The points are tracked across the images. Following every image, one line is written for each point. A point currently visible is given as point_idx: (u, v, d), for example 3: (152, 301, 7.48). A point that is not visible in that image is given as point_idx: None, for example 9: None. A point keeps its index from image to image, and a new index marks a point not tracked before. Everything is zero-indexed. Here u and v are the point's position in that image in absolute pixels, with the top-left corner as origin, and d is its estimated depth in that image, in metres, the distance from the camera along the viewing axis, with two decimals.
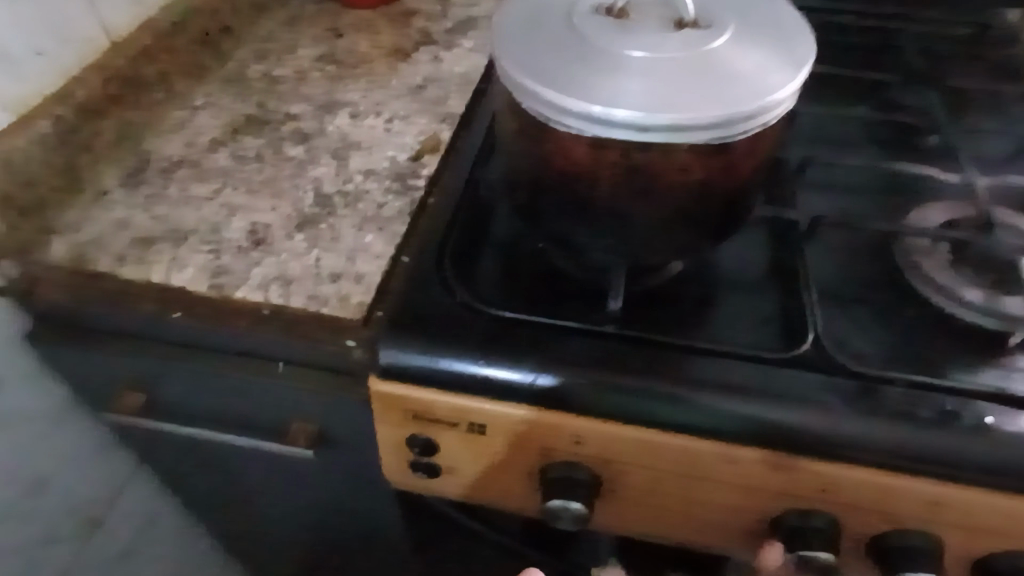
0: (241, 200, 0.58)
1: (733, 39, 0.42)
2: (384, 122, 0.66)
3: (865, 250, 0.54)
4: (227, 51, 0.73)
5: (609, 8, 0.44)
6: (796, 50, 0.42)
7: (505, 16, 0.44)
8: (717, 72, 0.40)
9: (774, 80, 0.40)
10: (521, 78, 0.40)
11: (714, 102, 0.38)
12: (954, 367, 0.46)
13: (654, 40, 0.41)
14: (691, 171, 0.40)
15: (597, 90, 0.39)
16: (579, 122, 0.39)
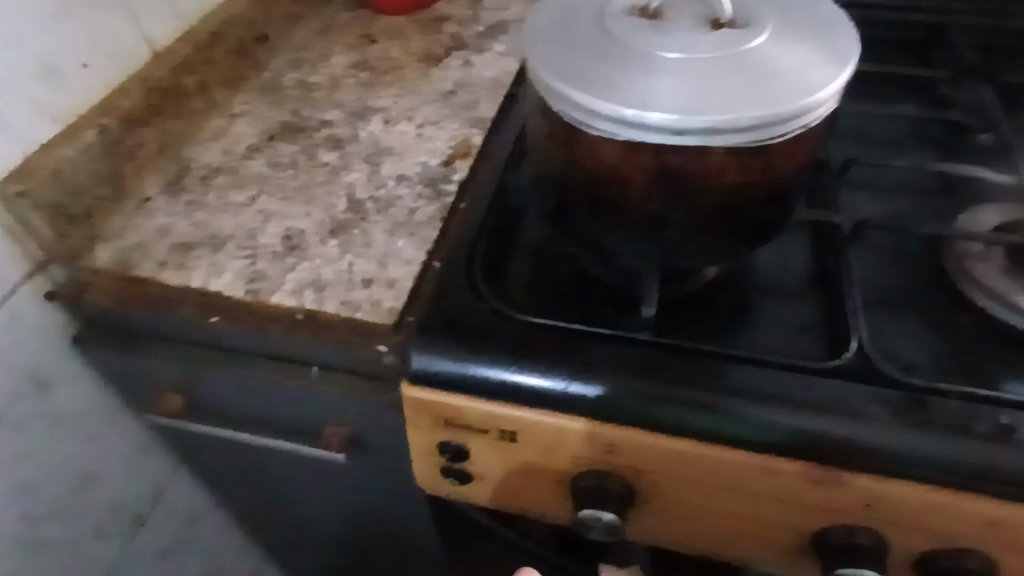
0: (276, 207, 0.59)
1: (773, 37, 0.40)
2: (416, 128, 0.67)
3: (911, 254, 0.52)
4: (264, 60, 0.74)
5: (643, 8, 0.43)
6: (841, 45, 0.40)
7: (537, 19, 0.44)
8: (756, 70, 0.39)
9: (817, 77, 0.38)
10: (552, 81, 0.40)
11: (752, 102, 0.37)
12: (1009, 378, 0.43)
13: (689, 41, 0.40)
14: (729, 174, 0.39)
15: (630, 92, 0.38)
16: (612, 125, 0.38)
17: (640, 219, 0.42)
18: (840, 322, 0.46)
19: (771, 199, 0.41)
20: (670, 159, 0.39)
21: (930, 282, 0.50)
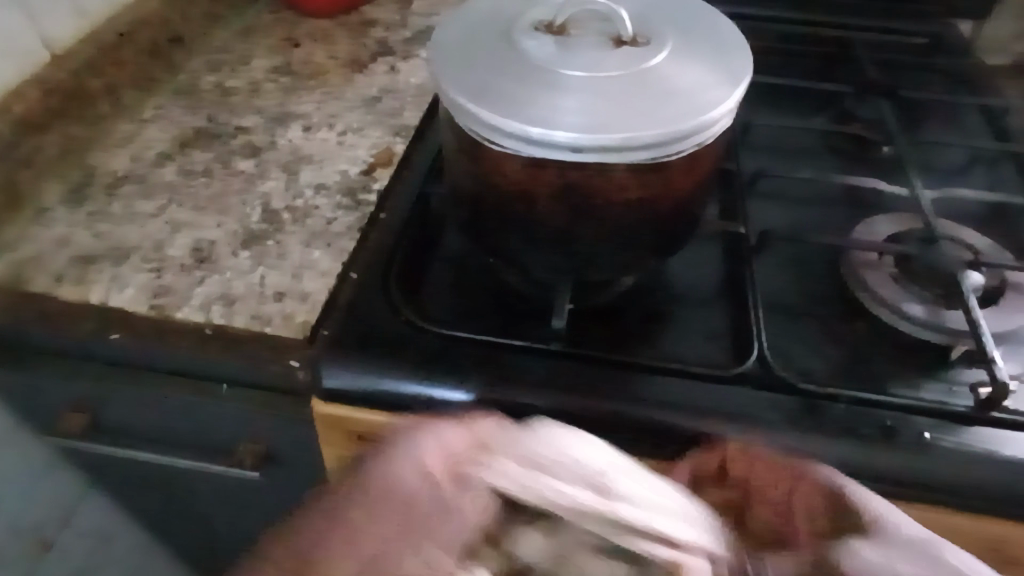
0: (186, 217, 0.57)
1: (672, 56, 0.41)
2: (337, 135, 0.66)
3: (813, 264, 0.54)
4: (179, 62, 0.72)
5: (549, 24, 0.43)
6: (736, 65, 0.41)
7: (444, 32, 0.44)
8: (653, 89, 0.39)
9: (712, 97, 0.39)
10: (455, 97, 0.40)
11: (647, 122, 0.38)
12: (896, 384, 0.46)
13: (591, 58, 0.41)
14: (629, 190, 0.40)
15: (530, 110, 0.38)
16: (513, 142, 0.39)
17: (547, 233, 0.42)
18: (744, 334, 0.48)
19: (674, 214, 0.42)
20: (572, 175, 0.39)
21: (830, 292, 0.52)
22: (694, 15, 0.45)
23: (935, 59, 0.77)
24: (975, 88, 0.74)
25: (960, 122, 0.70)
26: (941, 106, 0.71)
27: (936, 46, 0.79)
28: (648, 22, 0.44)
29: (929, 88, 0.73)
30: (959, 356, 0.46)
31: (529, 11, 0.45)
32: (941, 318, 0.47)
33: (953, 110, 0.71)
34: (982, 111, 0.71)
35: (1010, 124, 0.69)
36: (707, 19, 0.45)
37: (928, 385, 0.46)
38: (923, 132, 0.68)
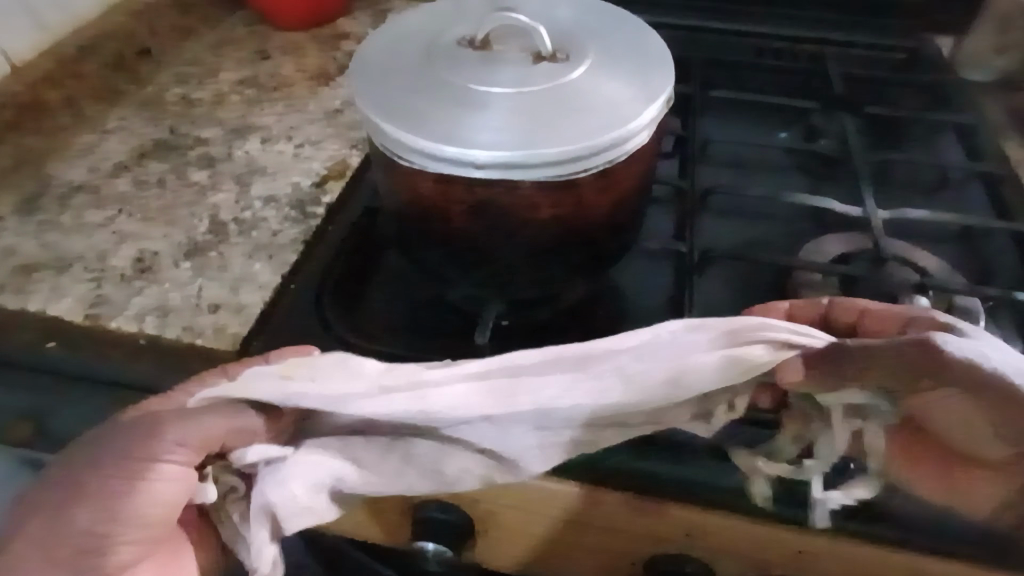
0: (134, 228, 0.57)
1: (589, 71, 0.40)
2: (294, 147, 0.66)
3: (761, 284, 0.52)
4: (147, 74, 0.73)
5: (472, 40, 0.43)
6: (655, 80, 0.40)
7: (369, 50, 0.44)
8: (565, 105, 0.39)
9: (626, 113, 0.38)
10: (368, 114, 0.40)
11: (553, 139, 0.37)
12: None
13: (506, 76, 0.40)
14: (542, 208, 0.39)
15: (438, 127, 0.38)
16: (421, 159, 0.38)
17: (465, 249, 0.42)
18: None
19: (595, 231, 0.42)
20: (481, 192, 0.38)
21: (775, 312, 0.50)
22: (623, 30, 0.44)
23: (911, 75, 0.75)
24: (950, 105, 0.72)
25: (932, 139, 0.68)
26: (912, 122, 0.69)
27: (913, 62, 0.77)
28: (573, 37, 0.43)
29: (903, 104, 0.72)
30: None
31: (456, 28, 0.45)
32: None
33: (926, 126, 0.69)
34: (956, 128, 0.69)
35: (983, 141, 0.67)
36: (635, 34, 0.44)
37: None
38: (890, 149, 0.67)
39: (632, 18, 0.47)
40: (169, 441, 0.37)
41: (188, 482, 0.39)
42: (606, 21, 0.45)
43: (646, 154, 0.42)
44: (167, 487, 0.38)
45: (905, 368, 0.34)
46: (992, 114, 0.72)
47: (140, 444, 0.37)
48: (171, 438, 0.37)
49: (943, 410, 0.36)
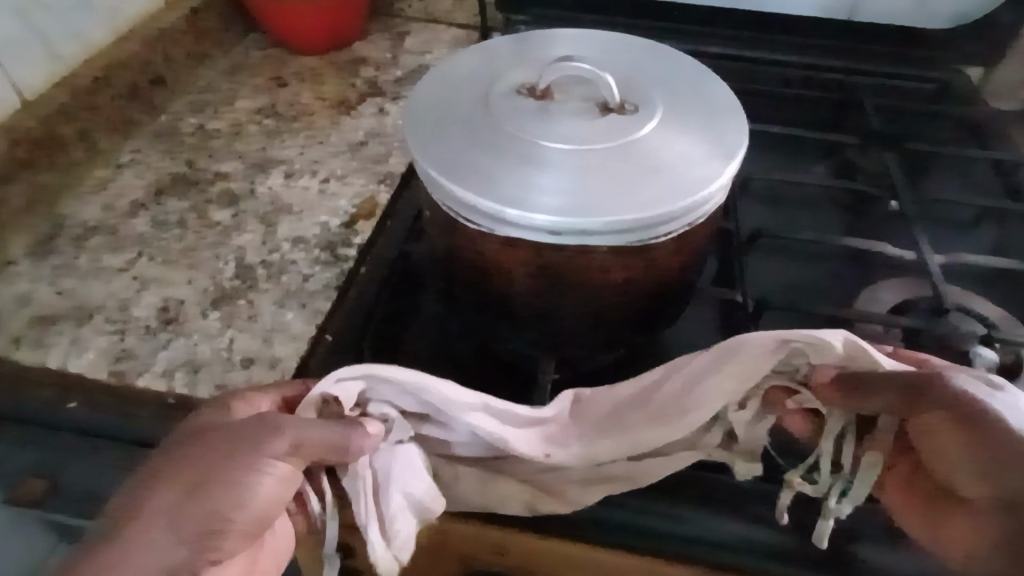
0: (155, 273, 0.54)
1: (659, 126, 0.39)
2: (319, 183, 0.63)
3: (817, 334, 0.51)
4: (161, 103, 0.70)
5: (531, 89, 0.41)
6: (726, 137, 0.39)
7: (420, 98, 0.42)
8: (641, 162, 0.37)
9: (705, 172, 0.37)
10: (427, 170, 0.37)
11: (634, 201, 0.35)
12: None
13: (572, 130, 0.38)
14: (614, 271, 0.37)
15: (506, 187, 0.36)
16: (489, 220, 0.36)
17: (524, 312, 0.40)
18: None
19: (664, 291, 0.40)
20: (551, 256, 0.36)
21: None
22: (685, 78, 0.43)
23: (941, 107, 0.74)
24: (984, 142, 0.72)
25: (967, 175, 0.67)
26: (950, 158, 0.68)
27: (942, 93, 0.76)
28: (636, 87, 0.41)
29: (936, 139, 0.71)
30: None
31: (510, 76, 0.43)
32: None
33: (963, 161, 0.68)
34: (993, 164, 0.68)
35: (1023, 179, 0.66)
36: (698, 85, 0.43)
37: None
38: (929, 188, 0.65)
39: (690, 63, 0.45)
40: (286, 438, 0.34)
41: (291, 483, 0.35)
42: (665, 67, 0.44)
43: (716, 211, 0.40)
44: (272, 489, 0.34)
45: (908, 397, 0.35)
46: None
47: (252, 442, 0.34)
48: (286, 436, 0.34)
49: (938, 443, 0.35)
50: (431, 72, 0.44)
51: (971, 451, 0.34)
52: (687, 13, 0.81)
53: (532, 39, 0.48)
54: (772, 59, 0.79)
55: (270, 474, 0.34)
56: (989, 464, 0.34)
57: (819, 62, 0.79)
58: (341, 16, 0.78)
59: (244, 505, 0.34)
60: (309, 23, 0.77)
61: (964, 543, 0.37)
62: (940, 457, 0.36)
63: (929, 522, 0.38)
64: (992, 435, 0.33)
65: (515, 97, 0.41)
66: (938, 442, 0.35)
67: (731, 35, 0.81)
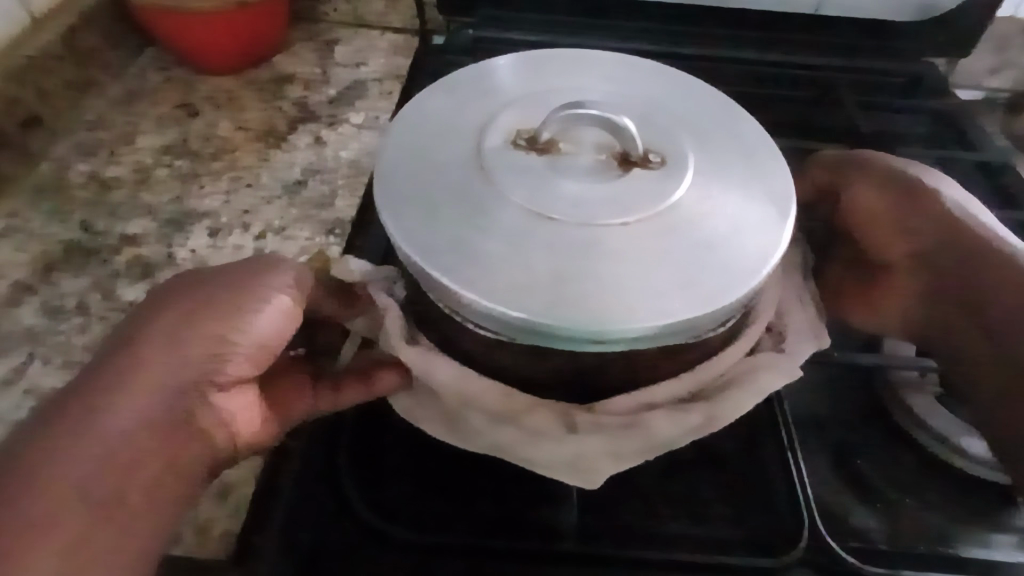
0: (53, 382, 0.43)
1: (694, 188, 0.35)
2: (255, 239, 0.53)
3: (842, 382, 0.46)
4: (40, 149, 0.57)
5: (531, 140, 0.36)
6: (771, 188, 0.36)
7: (402, 163, 0.36)
8: (683, 240, 0.33)
9: (755, 247, 0.33)
10: (426, 271, 0.32)
11: (686, 296, 0.32)
12: (962, 543, 0.39)
13: (597, 195, 0.34)
14: (660, 365, 0.36)
15: (527, 290, 0.31)
16: (519, 331, 0.32)
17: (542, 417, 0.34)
18: (780, 493, 0.40)
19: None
20: (587, 362, 0.35)
21: (869, 420, 0.45)
22: (708, 117, 0.39)
23: (916, 100, 0.72)
24: (965, 136, 0.69)
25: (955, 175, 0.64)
26: (934, 159, 0.65)
27: (915, 85, 0.74)
28: (656, 135, 0.37)
29: (916, 137, 0.68)
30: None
31: (501, 122, 0.37)
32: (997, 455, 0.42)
33: (947, 160, 0.65)
34: (978, 164, 0.66)
35: (1009, 179, 0.64)
36: (724, 121, 0.39)
37: (971, 545, 0.39)
38: None
39: (705, 90, 0.40)
40: (284, 276, 0.37)
41: (292, 318, 0.37)
42: (681, 103, 0.39)
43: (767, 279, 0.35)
44: (272, 318, 0.36)
45: (834, 172, 0.44)
46: (1002, 144, 0.70)
47: (250, 278, 0.37)
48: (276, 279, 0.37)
49: (872, 202, 0.42)
50: (399, 121, 0.38)
51: (885, 208, 0.42)
52: (649, 8, 0.75)
53: (523, 64, 0.42)
54: (740, 57, 0.74)
55: (268, 304, 0.36)
56: (902, 223, 0.42)
57: (791, 57, 0.74)
58: (258, 28, 0.67)
59: (241, 331, 0.35)
60: (219, 36, 0.65)
61: (897, 306, 0.45)
62: (872, 230, 0.43)
63: (859, 297, 0.46)
64: (863, 171, 0.43)
65: (516, 153, 0.35)
66: (868, 218, 0.43)
67: (696, 32, 0.75)
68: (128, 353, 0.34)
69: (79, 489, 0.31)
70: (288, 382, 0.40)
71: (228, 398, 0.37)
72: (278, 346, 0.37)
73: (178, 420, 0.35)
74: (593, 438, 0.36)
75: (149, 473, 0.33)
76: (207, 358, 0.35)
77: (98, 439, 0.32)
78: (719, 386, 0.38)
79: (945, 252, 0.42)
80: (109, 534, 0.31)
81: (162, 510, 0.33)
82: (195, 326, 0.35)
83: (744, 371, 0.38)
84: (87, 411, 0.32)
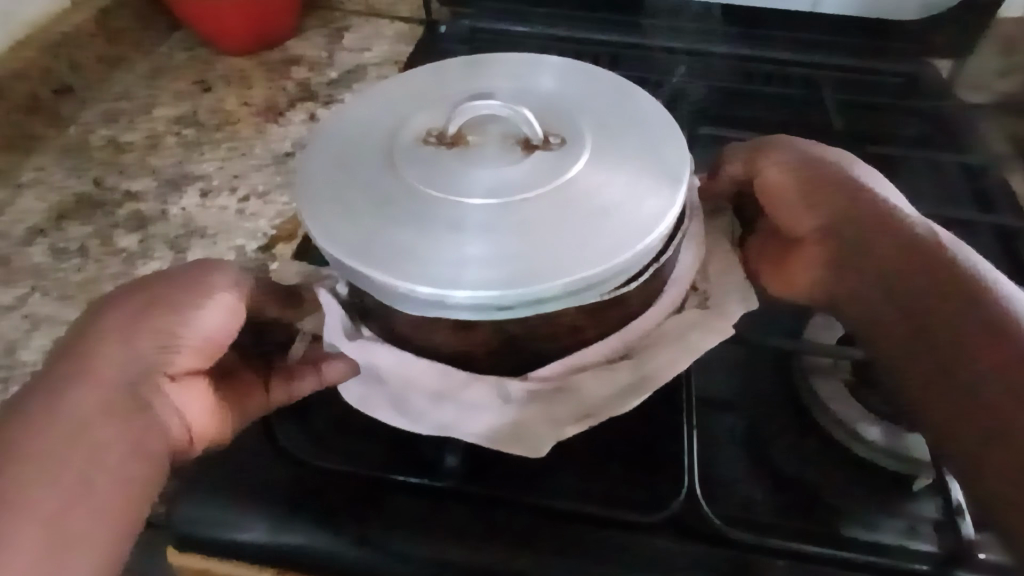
0: (49, 310, 0.50)
1: (592, 163, 0.37)
2: (238, 201, 0.59)
3: (758, 366, 0.48)
4: (70, 114, 0.65)
5: (439, 137, 0.38)
6: (665, 159, 0.38)
7: (319, 166, 0.39)
8: (579, 212, 0.35)
9: (651, 210, 0.35)
10: (346, 261, 0.35)
11: (581, 258, 0.34)
12: (848, 522, 0.40)
13: (498, 175, 0.36)
14: (586, 330, 0.37)
15: (437, 266, 0.34)
16: (430, 306, 0.34)
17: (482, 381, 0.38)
18: (669, 459, 0.42)
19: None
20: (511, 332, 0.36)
21: (778, 401, 0.46)
22: (609, 101, 0.41)
23: (910, 100, 0.71)
24: (956, 139, 0.68)
25: (933, 177, 0.64)
26: (914, 161, 0.64)
27: (912, 87, 0.72)
28: (558, 119, 0.39)
29: (902, 137, 0.67)
30: (923, 486, 0.41)
31: (415, 123, 0.40)
32: (902, 442, 0.42)
33: (927, 161, 0.65)
34: (962, 168, 0.65)
35: (990, 183, 0.63)
36: (621, 103, 0.41)
37: (855, 525, 0.40)
38: None
39: (604, 77, 0.43)
40: (228, 275, 0.41)
41: (235, 315, 0.40)
42: (587, 90, 0.42)
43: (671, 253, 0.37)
44: (216, 314, 0.39)
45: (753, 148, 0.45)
46: (998, 148, 0.68)
47: (191, 280, 0.40)
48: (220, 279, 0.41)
49: (783, 174, 0.44)
50: (317, 134, 0.41)
51: (797, 182, 0.43)
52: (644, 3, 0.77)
53: (437, 70, 0.44)
54: (733, 53, 0.75)
55: (211, 299, 0.40)
56: (812, 198, 0.43)
57: (785, 54, 0.74)
58: (270, 13, 0.73)
59: (189, 325, 0.39)
60: (234, 20, 0.71)
61: (804, 275, 0.44)
62: (786, 206, 0.44)
63: (777, 267, 0.45)
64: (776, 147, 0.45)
65: (426, 149, 0.38)
66: (782, 191, 0.44)
67: (691, 27, 0.76)
68: (78, 361, 0.37)
69: (47, 467, 0.33)
70: (241, 382, 0.43)
71: (178, 389, 0.39)
72: (227, 339, 0.40)
73: (136, 409, 0.36)
74: (528, 406, 0.38)
75: (110, 459, 0.35)
76: (158, 351, 0.38)
77: (58, 426, 0.34)
78: (643, 347, 0.38)
79: (851, 226, 0.42)
80: (72, 520, 0.33)
81: (119, 494, 0.34)
82: (139, 329, 0.38)
83: (668, 331, 0.39)
84: (44, 413, 0.35)
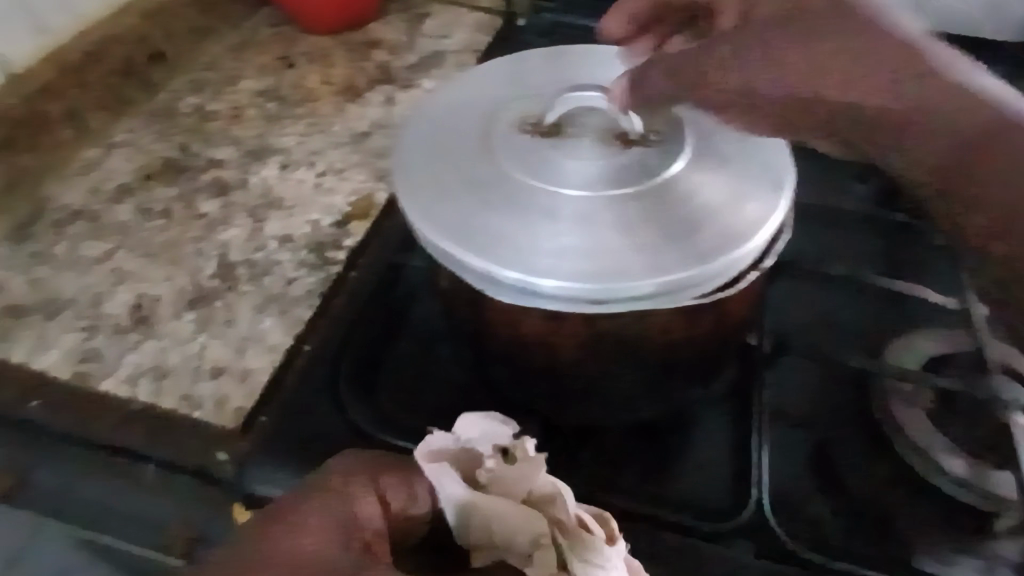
0: (133, 266, 0.52)
1: (693, 162, 0.37)
2: (316, 176, 0.60)
3: (833, 386, 0.46)
4: (160, 80, 0.67)
5: (537, 125, 0.38)
6: (769, 162, 0.37)
7: (414, 148, 0.39)
8: (676, 210, 0.35)
9: (751, 211, 0.35)
10: (442, 244, 0.35)
11: (681, 256, 0.33)
12: (922, 553, 0.39)
13: (597, 167, 0.36)
14: (676, 331, 0.36)
15: (532, 255, 0.34)
16: (525, 294, 0.34)
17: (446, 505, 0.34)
18: (737, 471, 0.42)
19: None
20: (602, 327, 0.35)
21: (853, 425, 0.44)
22: None
23: None
24: None
25: None
26: None
27: None
28: None
29: None
30: (1005, 526, 0.39)
31: (511, 109, 0.40)
32: (983, 479, 0.40)
33: None
34: None
35: None
36: None
37: (931, 559, 0.38)
38: None
39: None
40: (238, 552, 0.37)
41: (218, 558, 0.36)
42: None
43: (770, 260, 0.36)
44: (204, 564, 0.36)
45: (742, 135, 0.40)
46: None
47: None
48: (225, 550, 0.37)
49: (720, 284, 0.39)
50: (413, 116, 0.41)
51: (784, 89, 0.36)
52: None
53: (529, 58, 0.45)
54: None
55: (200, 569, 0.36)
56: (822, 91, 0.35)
57: None
58: None
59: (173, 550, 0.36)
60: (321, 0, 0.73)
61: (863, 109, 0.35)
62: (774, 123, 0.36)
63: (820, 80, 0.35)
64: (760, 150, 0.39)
65: (522, 135, 0.38)
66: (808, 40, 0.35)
67: None
68: None
69: None
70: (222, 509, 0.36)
71: None
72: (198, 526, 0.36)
73: None
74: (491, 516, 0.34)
75: None
76: None
77: None
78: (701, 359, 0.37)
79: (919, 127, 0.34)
80: None
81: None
82: None
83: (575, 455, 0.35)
84: None
